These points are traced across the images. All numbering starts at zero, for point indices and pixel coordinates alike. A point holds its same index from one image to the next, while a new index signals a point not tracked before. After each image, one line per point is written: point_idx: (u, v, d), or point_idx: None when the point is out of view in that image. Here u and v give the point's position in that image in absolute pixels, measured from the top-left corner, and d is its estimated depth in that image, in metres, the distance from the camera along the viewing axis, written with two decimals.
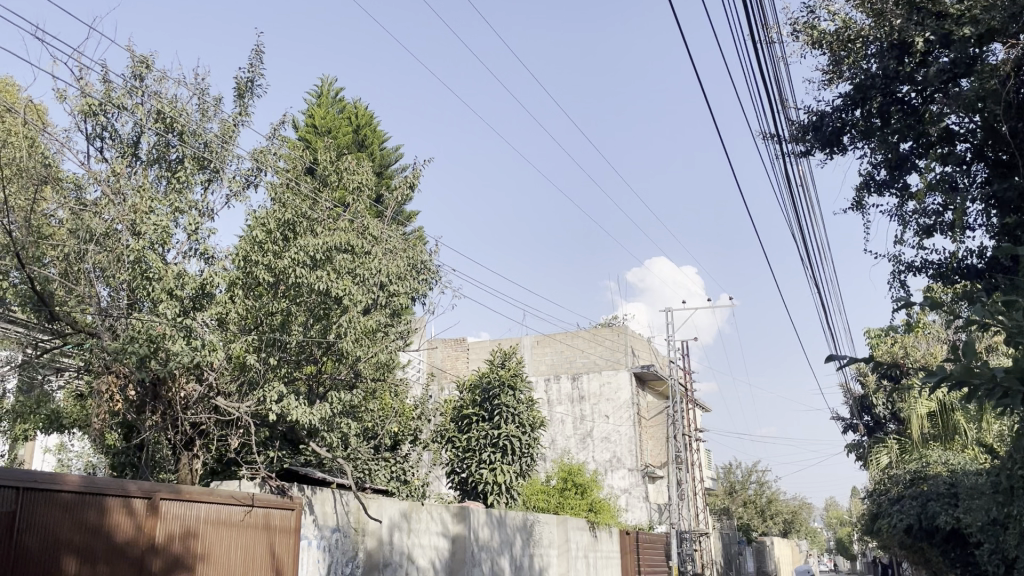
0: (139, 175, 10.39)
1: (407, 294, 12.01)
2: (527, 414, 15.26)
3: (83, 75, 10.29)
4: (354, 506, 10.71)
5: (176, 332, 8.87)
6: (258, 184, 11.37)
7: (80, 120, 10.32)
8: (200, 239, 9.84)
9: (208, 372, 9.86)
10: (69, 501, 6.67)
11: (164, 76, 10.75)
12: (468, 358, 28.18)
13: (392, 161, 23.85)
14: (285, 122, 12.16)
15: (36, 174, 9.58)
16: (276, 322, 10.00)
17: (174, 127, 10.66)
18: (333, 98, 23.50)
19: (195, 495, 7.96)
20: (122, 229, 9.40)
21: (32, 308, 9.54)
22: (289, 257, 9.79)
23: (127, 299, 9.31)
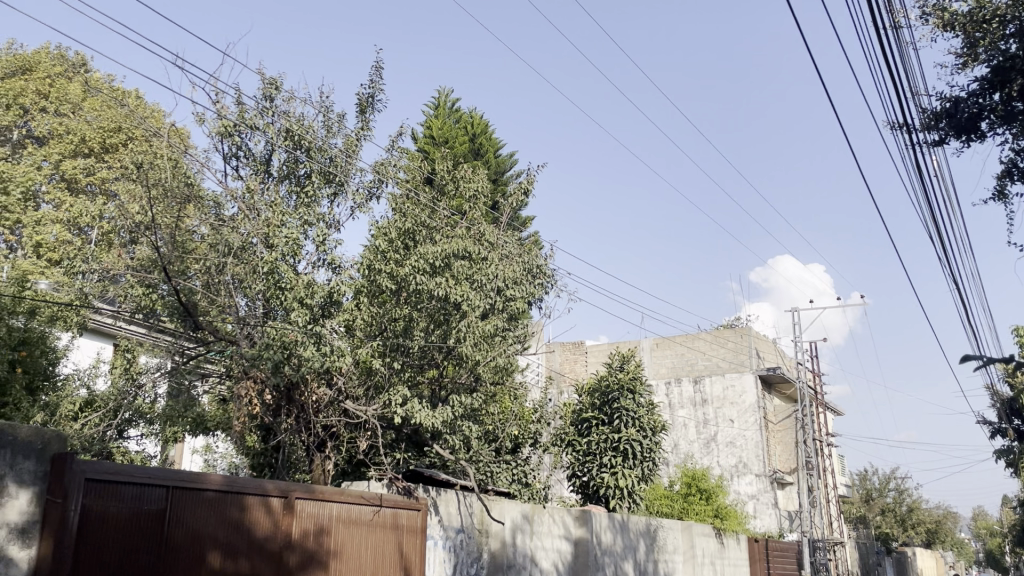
0: (272, 191, 10.93)
1: (524, 298, 12.13)
2: (648, 417, 15.10)
3: (219, 99, 10.99)
4: (478, 508, 10.91)
5: (307, 338, 9.37)
6: (380, 196, 11.78)
7: (217, 141, 11.01)
8: (328, 250, 10.29)
9: (337, 377, 10.31)
10: (213, 499, 7.09)
11: (291, 95, 11.31)
12: (586, 362, 28.17)
13: (507, 169, 24.18)
14: (404, 134, 12.54)
15: (180, 193, 10.29)
16: (399, 327, 10.38)
17: (302, 144, 11.22)
18: (449, 109, 24.05)
19: (328, 494, 8.34)
20: (257, 242, 9.93)
21: (179, 318, 10.06)
22: (410, 265, 10.11)
23: (262, 308, 9.90)
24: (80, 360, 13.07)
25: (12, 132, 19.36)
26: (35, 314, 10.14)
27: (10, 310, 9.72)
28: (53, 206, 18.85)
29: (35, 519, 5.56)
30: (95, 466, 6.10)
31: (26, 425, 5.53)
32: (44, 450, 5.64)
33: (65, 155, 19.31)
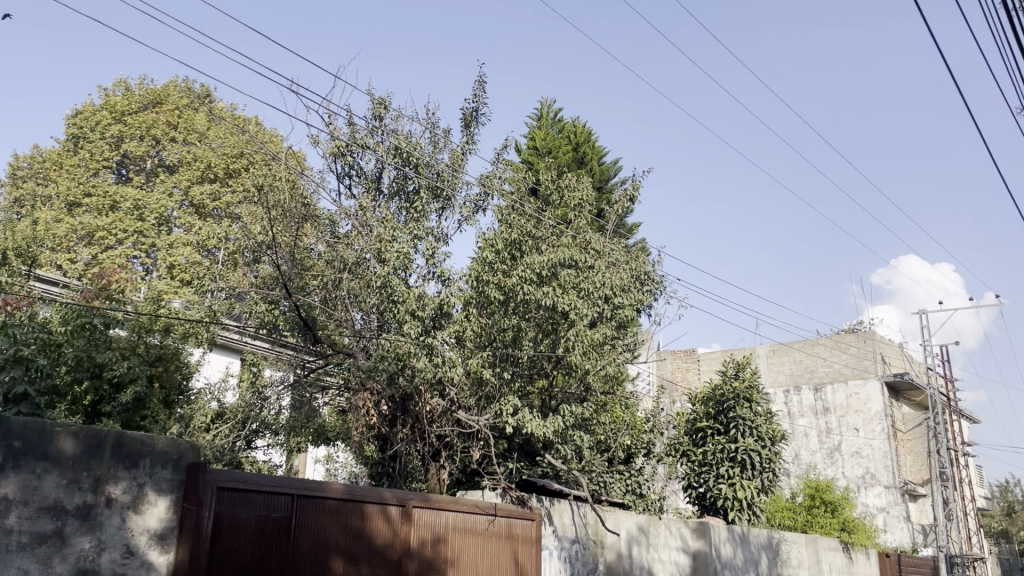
0: (383, 208, 11.22)
1: (632, 306, 11.99)
2: (766, 427, 14.61)
3: (332, 121, 11.44)
4: (592, 519, 10.84)
5: (419, 350, 9.50)
6: (486, 208, 11.92)
7: (331, 161, 11.45)
8: (437, 262, 10.50)
9: (449, 388, 10.45)
10: (335, 507, 7.32)
11: (399, 113, 11.62)
12: (699, 370, 27.57)
13: (611, 176, 24.02)
14: (508, 146, 12.67)
15: (297, 214, 10.72)
16: (508, 338, 10.44)
17: (410, 161, 11.51)
18: (553, 119, 24.28)
19: (444, 503, 8.48)
20: (370, 258, 10.29)
21: (299, 332, 10.64)
22: (517, 274, 10.19)
23: (377, 321, 10.20)
24: (211, 375, 13.81)
25: (146, 162, 20.72)
26: (170, 331, 10.80)
27: (147, 329, 10.33)
28: (184, 229, 20.04)
29: (172, 527, 5.85)
30: (225, 475, 6.41)
31: (164, 436, 5.83)
32: (179, 460, 5.91)
33: (193, 181, 20.50)
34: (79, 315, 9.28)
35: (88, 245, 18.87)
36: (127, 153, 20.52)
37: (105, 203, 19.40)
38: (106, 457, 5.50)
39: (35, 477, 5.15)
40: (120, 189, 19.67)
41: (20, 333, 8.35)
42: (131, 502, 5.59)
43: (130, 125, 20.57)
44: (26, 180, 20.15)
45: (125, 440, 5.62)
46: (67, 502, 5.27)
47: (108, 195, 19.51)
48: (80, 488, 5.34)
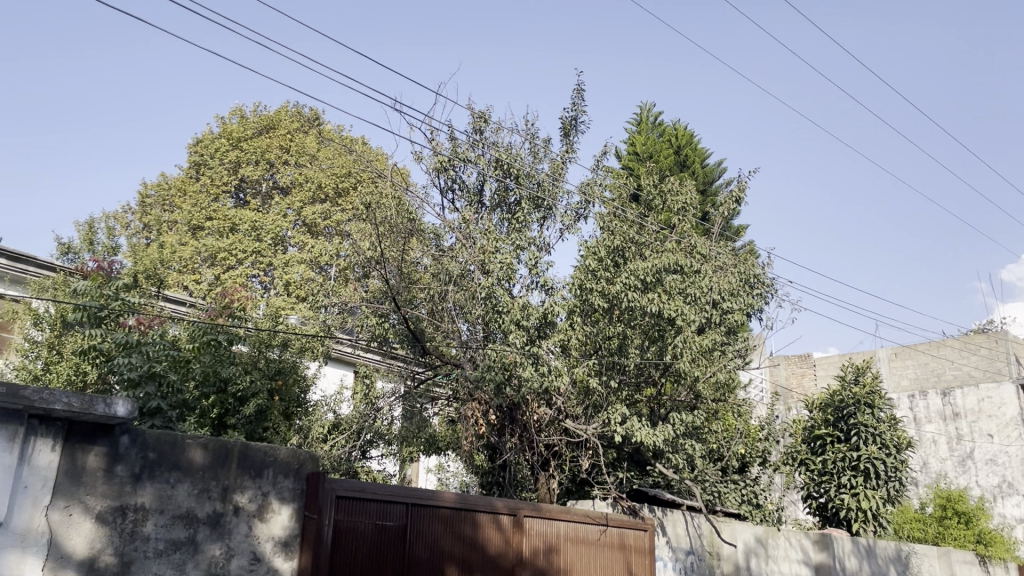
0: (485, 220, 11.33)
1: (742, 310, 11.66)
2: (890, 434, 13.87)
3: (435, 137, 11.68)
4: (707, 530, 10.65)
5: (526, 359, 9.55)
6: (588, 216, 11.88)
7: (434, 176, 11.67)
8: (540, 272, 10.53)
9: (556, 397, 10.40)
10: (448, 515, 7.43)
11: (499, 126, 11.75)
12: (815, 376, 26.50)
13: (715, 178, 23.50)
14: (608, 152, 12.58)
15: (404, 229, 10.99)
16: (614, 345, 10.27)
17: (511, 172, 11.60)
18: (653, 123, 24.01)
19: (555, 512, 8.47)
20: (474, 269, 10.38)
21: (409, 344, 10.98)
22: (621, 282, 10.09)
23: (483, 331, 10.22)
24: (326, 388, 14.29)
25: (262, 185, 21.72)
26: (287, 345, 11.20)
27: (267, 344, 10.88)
28: (298, 248, 20.88)
29: (295, 534, 6.09)
30: (342, 484, 6.60)
31: (284, 447, 6.09)
32: (299, 470, 6.16)
33: (305, 202, 21.35)
34: (204, 332, 9.87)
35: (211, 266, 19.92)
36: (244, 178, 21.57)
37: (225, 226, 20.47)
38: (233, 467, 5.77)
39: (169, 487, 5.43)
40: (238, 212, 20.70)
41: (153, 351, 8.88)
42: (256, 511, 5.86)
43: (246, 151, 21.66)
44: (154, 207, 21.47)
45: (250, 451, 5.89)
46: (198, 511, 5.55)
47: (227, 219, 20.58)
48: (209, 497, 5.61)
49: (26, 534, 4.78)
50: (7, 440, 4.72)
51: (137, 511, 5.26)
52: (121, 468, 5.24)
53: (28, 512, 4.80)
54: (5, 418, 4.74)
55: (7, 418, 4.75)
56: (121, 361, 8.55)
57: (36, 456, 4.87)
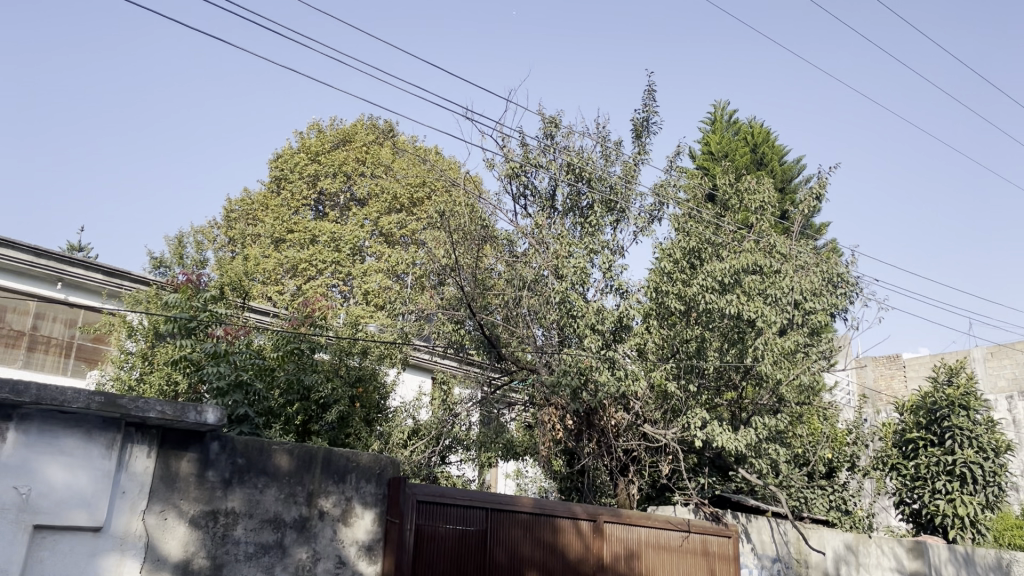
0: (558, 225, 11.32)
1: (826, 311, 11.32)
2: (988, 437, 13.21)
3: (506, 144, 11.73)
4: (793, 537, 10.38)
5: (601, 364, 9.55)
6: (662, 218, 11.73)
7: (506, 182, 11.72)
8: (615, 275, 10.45)
9: (633, 401, 10.27)
10: (527, 521, 7.43)
11: (569, 130, 11.72)
12: (905, 377, 25.50)
13: (794, 175, 22.91)
14: (681, 153, 12.39)
15: (477, 236, 11.08)
16: (692, 349, 10.15)
17: (583, 176, 11.56)
18: (727, 122, 23.60)
19: (635, 518, 8.38)
20: (548, 274, 10.47)
21: (485, 350, 10.94)
22: (698, 283, 9.92)
23: (557, 336, 10.32)
24: (405, 394, 14.52)
25: (340, 197, 22.25)
26: (367, 353, 11.40)
27: (347, 351, 11.12)
28: (375, 257, 21.30)
29: (378, 538, 6.20)
30: (422, 488, 6.66)
31: (366, 452, 6.22)
32: (381, 475, 6.28)
33: (381, 213, 21.78)
34: (288, 341, 10.08)
35: (293, 277, 20.51)
36: (322, 190, 22.17)
37: (306, 237, 21.04)
38: (317, 472, 5.92)
39: (257, 491, 5.60)
40: (317, 224, 21.28)
41: (240, 360, 9.20)
42: (340, 515, 5.99)
43: (324, 164, 22.25)
44: (238, 221, 22.24)
45: (333, 456, 6.03)
46: (285, 515, 5.71)
47: (307, 231, 21.16)
48: (295, 501, 5.77)
49: (124, 537, 4.99)
50: (105, 446, 4.96)
51: (227, 515, 5.44)
52: (212, 474, 5.43)
53: (125, 517, 5.02)
54: (103, 426, 4.98)
55: (105, 425, 4.99)
56: (211, 370, 8.85)
57: (132, 462, 5.09)
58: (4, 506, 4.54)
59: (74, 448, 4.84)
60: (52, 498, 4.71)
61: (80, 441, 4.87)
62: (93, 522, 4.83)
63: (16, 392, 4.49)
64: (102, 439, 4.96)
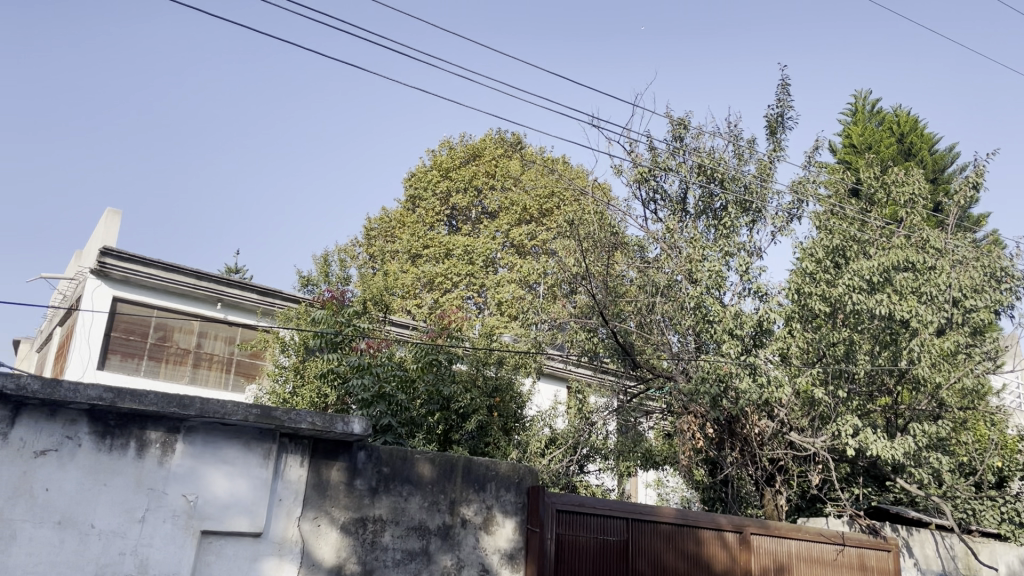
0: (690, 228, 11.06)
1: (989, 308, 10.45)
2: None
3: (635, 149, 11.59)
4: (960, 551, 9.72)
5: (742, 370, 9.22)
6: (802, 216, 11.23)
7: (635, 188, 11.56)
8: (752, 278, 10.09)
9: (778, 408, 9.86)
10: (670, 531, 7.26)
11: (699, 131, 11.45)
12: None
13: (948, 164, 21.37)
14: (820, 147, 11.84)
15: (607, 243, 10.91)
16: (840, 352, 9.47)
17: (715, 177, 11.26)
18: (870, 112, 22.37)
19: (784, 530, 8.02)
20: (681, 279, 10.36)
21: (619, 358, 10.83)
22: (844, 283, 9.42)
23: (694, 342, 10.10)
24: (541, 402, 14.58)
25: (472, 211, 22.75)
26: (503, 363, 11.51)
27: (484, 362, 11.26)
28: (507, 268, 21.59)
29: (520, 546, 6.25)
30: (561, 497, 6.60)
31: (505, 461, 6.29)
32: (520, 484, 6.33)
33: (512, 224, 22.05)
34: (427, 352, 10.22)
35: (429, 290, 21.03)
36: (455, 206, 22.74)
37: (441, 251, 21.63)
38: (459, 481, 6.04)
39: (403, 499, 5.78)
40: (451, 238, 21.84)
41: (383, 371, 9.54)
42: (482, 523, 6.08)
43: (455, 180, 22.84)
44: (378, 238, 23.12)
45: (473, 465, 6.14)
46: (430, 523, 5.86)
47: (442, 245, 21.75)
48: (439, 509, 5.91)
49: (282, 542, 5.27)
50: (263, 456, 5.26)
51: (375, 522, 5.64)
52: (359, 482, 5.65)
53: (282, 523, 5.30)
54: (260, 436, 5.29)
55: (261, 436, 5.29)
56: (357, 382, 9.30)
57: (288, 471, 5.37)
58: (175, 512, 4.91)
59: (235, 457, 5.16)
60: (217, 504, 5.04)
61: (240, 450, 5.19)
62: (254, 528, 5.13)
63: (182, 406, 4.84)
64: (259, 449, 5.26)
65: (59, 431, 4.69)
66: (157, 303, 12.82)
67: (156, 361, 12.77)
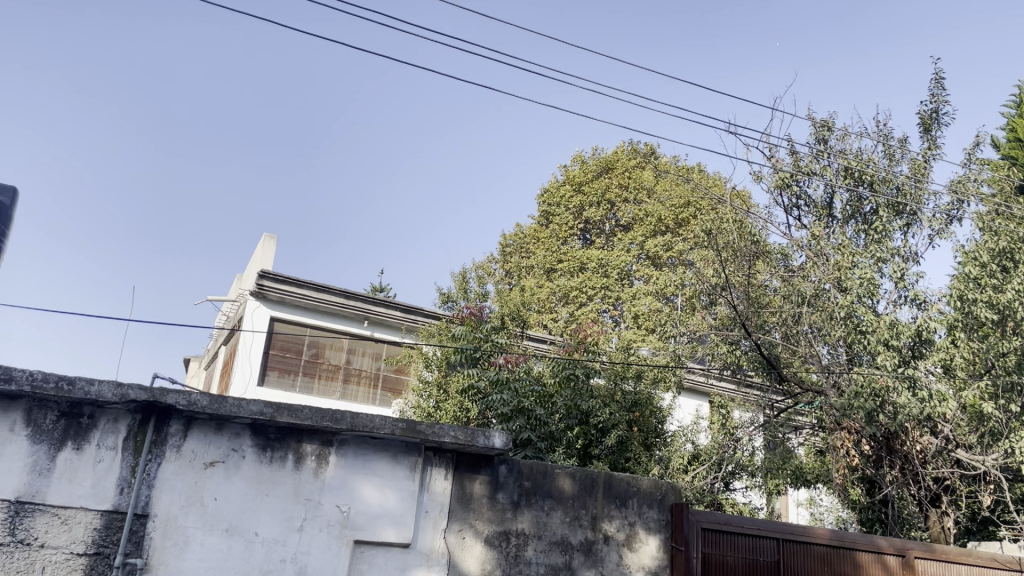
0: (838, 234, 10.51)
1: None
2: None
3: (775, 154, 11.17)
4: None
5: (900, 384, 8.62)
6: (962, 217, 10.44)
7: (777, 195, 11.12)
8: (909, 284, 9.47)
9: (942, 424, 9.17)
10: (824, 553, 6.87)
11: (845, 132, 10.90)
12: None
13: None
14: (982, 143, 10.98)
15: (748, 252, 10.54)
16: (1010, 363, 8.83)
17: (864, 179, 10.67)
18: None
19: (953, 555, 7.42)
20: (830, 287, 9.85)
21: (764, 371, 10.48)
22: (1012, 289, 8.79)
23: (845, 354, 9.59)
24: (683, 417, 14.25)
25: (605, 224, 22.65)
26: (642, 377, 11.31)
27: (622, 376, 11.09)
28: (643, 280, 21.31)
29: (665, 565, 6.11)
30: (707, 515, 6.37)
31: (646, 478, 6.19)
32: (663, 501, 6.20)
33: (647, 236, 21.74)
34: (563, 367, 10.29)
35: (565, 304, 21.15)
36: (588, 220, 22.75)
37: (575, 265, 21.69)
38: (600, 496, 5.99)
39: (544, 514, 5.79)
40: (586, 251, 21.84)
41: (521, 387, 9.66)
42: (625, 540, 6.01)
43: (588, 194, 22.86)
44: (513, 254, 23.38)
45: (614, 481, 6.07)
46: (572, 538, 5.84)
47: (577, 259, 21.79)
48: (581, 525, 5.88)
49: (429, 553, 5.39)
50: (409, 469, 5.42)
51: (519, 536, 5.68)
52: (502, 496, 5.71)
53: (429, 535, 5.43)
54: (407, 450, 5.46)
55: (407, 449, 5.46)
56: (496, 398, 9.50)
57: (433, 483, 5.51)
58: (330, 522, 5.14)
59: (383, 470, 5.35)
60: (368, 515, 5.24)
61: (388, 463, 5.38)
62: (402, 539, 5.29)
63: (334, 420, 5.07)
64: (406, 462, 5.43)
65: (225, 444, 5.03)
66: (309, 322, 13.59)
67: (310, 378, 13.45)
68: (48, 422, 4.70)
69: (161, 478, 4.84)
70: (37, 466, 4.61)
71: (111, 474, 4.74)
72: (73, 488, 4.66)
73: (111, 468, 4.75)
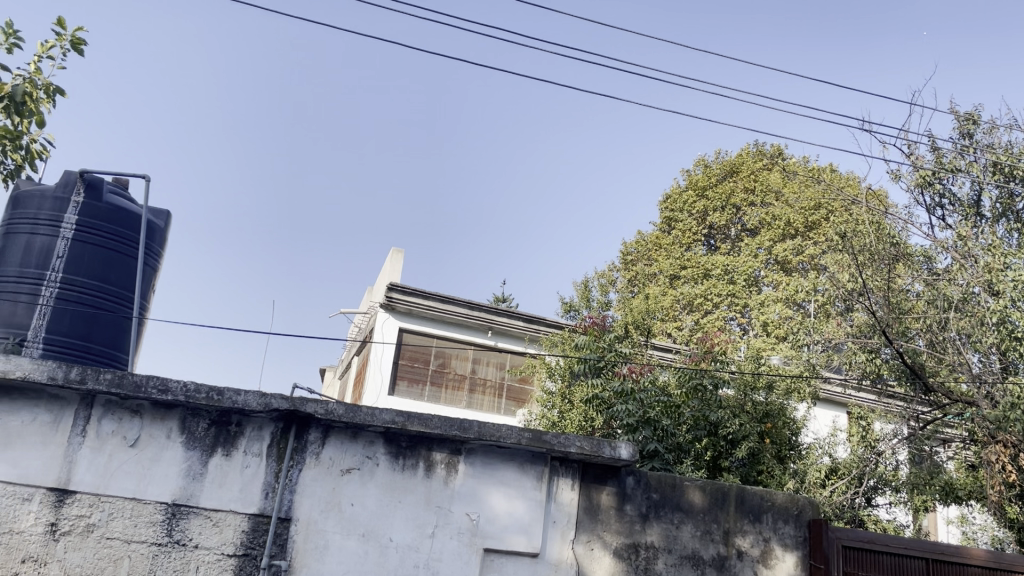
0: (988, 233, 9.77)
1: None
2: None
3: (915, 151, 10.54)
4: None
5: None
6: None
7: (917, 194, 10.49)
8: None
9: None
10: None
11: (993, 125, 10.16)
12: None
13: None
14: None
15: (887, 254, 9.97)
16: None
17: (1016, 174, 9.91)
18: None
19: None
20: (980, 291, 9.16)
21: (908, 381, 9.79)
22: None
23: (1000, 362, 8.92)
24: (819, 429, 13.66)
25: (731, 229, 22.05)
26: (773, 388, 10.93)
27: (753, 386, 10.71)
28: (772, 287, 20.61)
29: None
30: (848, 532, 6.01)
31: (782, 492, 5.94)
32: (799, 516, 5.95)
33: (775, 240, 21.02)
34: (690, 378, 10.03)
35: (690, 312, 20.74)
36: (712, 225, 22.21)
37: (699, 272, 21.22)
38: (732, 510, 5.79)
39: (674, 527, 5.66)
40: (710, 258, 21.35)
41: (647, 398, 9.50)
42: (760, 556, 5.78)
43: (712, 199, 22.32)
44: (636, 262, 23.10)
45: (747, 495, 5.85)
46: (704, 552, 5.67)
47: (701, 266, 21.33)
48: (713, 539, 5.71)
49: (558, 563, 5.38)
50: (536, 479, 5.43)
51: (648, 549, 5.57)
52: (630, 508, 5.62)
53: (557, 545, 5.41)
54: (533, 459, 5.47)
55: (534, 459, 5.47)
56: (621, 408, 9.35)
57: (560, 494, 5.49)
58: (460, 530, 5.22)
59: (511, 479, 5.39)
60: (498, 524, 5.29)
61: (515, 473, 5.41)
62: (531, 548, 5.31)
63: (463, 429, 5.17)
64: (533, 472, 5.44)
65: (361, 451, 5.20)
66: (436, 333, 13.92)
67: (438, 387, 13.78)
68: (201, 429, 5.01)
69: (302, 483, 5.06)
70: (191, 470, 4.93)
71: (257, 478, 5.00)
72: (224, 492, 4.93)
73: (258, 473, 5.01)
